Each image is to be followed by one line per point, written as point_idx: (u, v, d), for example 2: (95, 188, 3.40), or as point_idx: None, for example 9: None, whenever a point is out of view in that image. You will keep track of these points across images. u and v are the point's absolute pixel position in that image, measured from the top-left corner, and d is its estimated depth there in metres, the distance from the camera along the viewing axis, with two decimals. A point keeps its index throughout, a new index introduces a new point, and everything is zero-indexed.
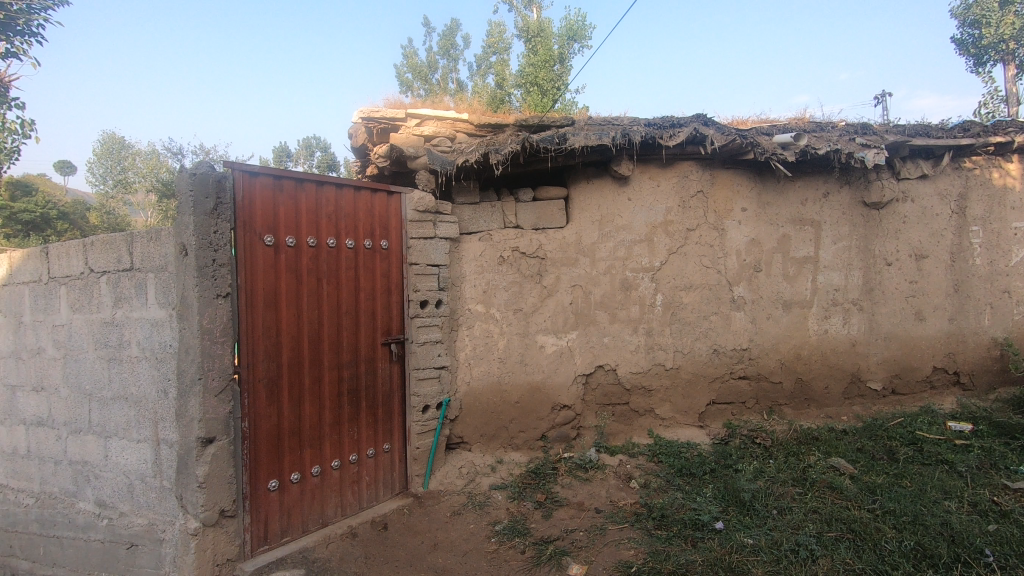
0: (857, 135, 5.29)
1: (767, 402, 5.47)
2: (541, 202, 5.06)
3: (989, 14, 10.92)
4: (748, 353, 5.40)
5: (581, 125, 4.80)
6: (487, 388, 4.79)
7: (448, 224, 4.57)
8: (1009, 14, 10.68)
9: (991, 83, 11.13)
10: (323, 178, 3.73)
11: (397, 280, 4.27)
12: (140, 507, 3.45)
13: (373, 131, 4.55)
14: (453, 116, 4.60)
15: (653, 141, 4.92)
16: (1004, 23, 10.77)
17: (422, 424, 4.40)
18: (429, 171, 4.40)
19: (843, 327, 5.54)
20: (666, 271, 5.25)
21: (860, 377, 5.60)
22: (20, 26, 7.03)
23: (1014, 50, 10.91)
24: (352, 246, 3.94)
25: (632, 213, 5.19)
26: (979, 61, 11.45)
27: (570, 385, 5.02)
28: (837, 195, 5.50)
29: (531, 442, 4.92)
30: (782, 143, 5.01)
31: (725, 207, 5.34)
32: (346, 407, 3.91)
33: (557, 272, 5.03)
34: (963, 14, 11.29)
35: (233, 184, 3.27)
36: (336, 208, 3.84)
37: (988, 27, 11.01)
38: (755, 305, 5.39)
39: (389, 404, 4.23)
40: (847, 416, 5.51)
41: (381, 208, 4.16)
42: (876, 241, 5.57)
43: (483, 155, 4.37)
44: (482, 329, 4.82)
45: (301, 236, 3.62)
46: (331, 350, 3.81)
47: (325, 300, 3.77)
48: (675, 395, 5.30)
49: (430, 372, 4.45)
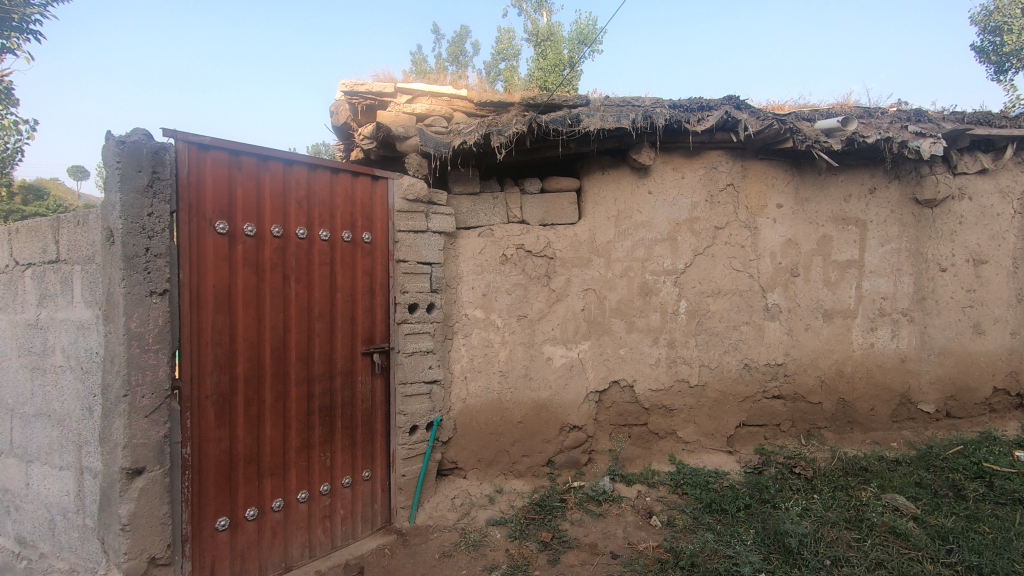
0: (911, 122, 4.64)
1: (804, 425, 4.81)
2: (550, 193, 4.48)
3: (1010, 21, 9.30)
4: (785, 369, 4.75)
5: (597, 106, 4.22)
6: (486, 406, 4.15)
7: (443, 216, 3.97)
8: None
9: (1014, 91, 10.28)
10: (293, 156, 3.15)
11: (381, 280, 3.67)
12: (62, 549, 2.85)
13: (358, 108, 3.93)
14: (450, 93, 3.97)
15: (679, 126, 4.32)
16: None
17: (409, 448, 3.79)
18: (421, 153, 3.80)
19: (891, 340, 4.88)
20: (691, 274, 4.63)
21: (910, 398, 4.93)
22: (16, 22, 6.57)
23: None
24: (327, 238, 3.35)
25: (654, 209, 4.59)
26: (1000, 70, 9.65)
27: (581, 403, 4.40)
28: (885, 190, 4.86)
29: (535, 468, 4.29)
30: (827, 130, 4.38)
31: (758, 203, 4.73)
32: (316, 429, 3.30)
33: (568, 274, 4.43)
34: (982, 20, 9.64)
35: (176, 157, 2.69)
36: (309, 193, 3.25)
37: (1010, 34, 9.29)
38: (792, 315, 4.75)
39: (370, 425, 3.62)
40: (897, 443, 4.84)
41: (365, 196, 3.57)
42: (929, 243, 4.92)
43: (484, 136, 3.77)
44: (481, 337, 4.19)
45: (264, 224, 3.03)
46: (300, 361, 3.21)
47: (293, 300, 3.18)
48: (701, 416, 4.66)
49: (420, 388, 3.83)
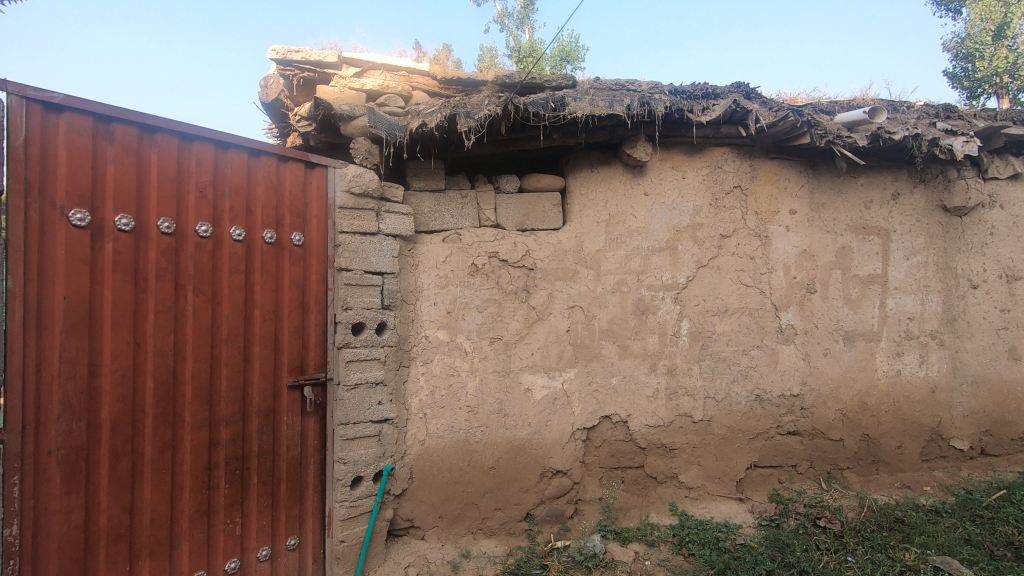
0: (939, 118, 4.09)
1: (823, 466, 4.15)
2: (527, 193, 3.81)
3: (981, 49, 8.42)
4: (801, 402, 4.09)
5: (586, 88, 3.57)
6: (451, 450, 3.38)
7: (398, 216, 3.25)
8: (1002, 48, 8.19)
9: None
10: (193, 130, 2.41)
11: (316, 293, 2.92)
12: None
13: (293, 82, 3.18)
14: (409, 67, 3.28)
15: (681, 116, 3.70)
16: (997, 58, 8.25)
17: (350, 507, 3.00)
18: (370, 137, 3.07)
19: (920, 367, 4.26)
20: (694, 289, 3.98)
21: (942, 434, 4.30)
22: None
23: (1008, 84, 8.30)
24: (242, 237, 2.59)
25: (650, 213, 3.94)
26: (972, 95, 8.79)
27: (566, 444, 3.68)
28: (909, 196, 4.29)
29: (510, 524, 3.53)
30: (848, 123, 3.81)
31: (769, 208, 4.11)
32: (219, 488, 2.51)
33: (551, 288, 3.73)
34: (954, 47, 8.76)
35: (8, 120, 1.98)
36: (216, 179, 2.51)
37: (980, 61, 8.45)
38: (808, 337, 4.11)
39: (297, 478, 2.83)
40: (931, 486, 4.17)
41: (297, 187, 2.83)
42: (958, 257, 4.34)
43: (449, 116, 3.07)
44: (445, 364, 3.41)
45: (147, 216, 2.28)
46: (197, 399, 2.43)
47: (189, 319, 2.41)
48: (706, 456, 3.97)
49: (366, 430, 3.05)
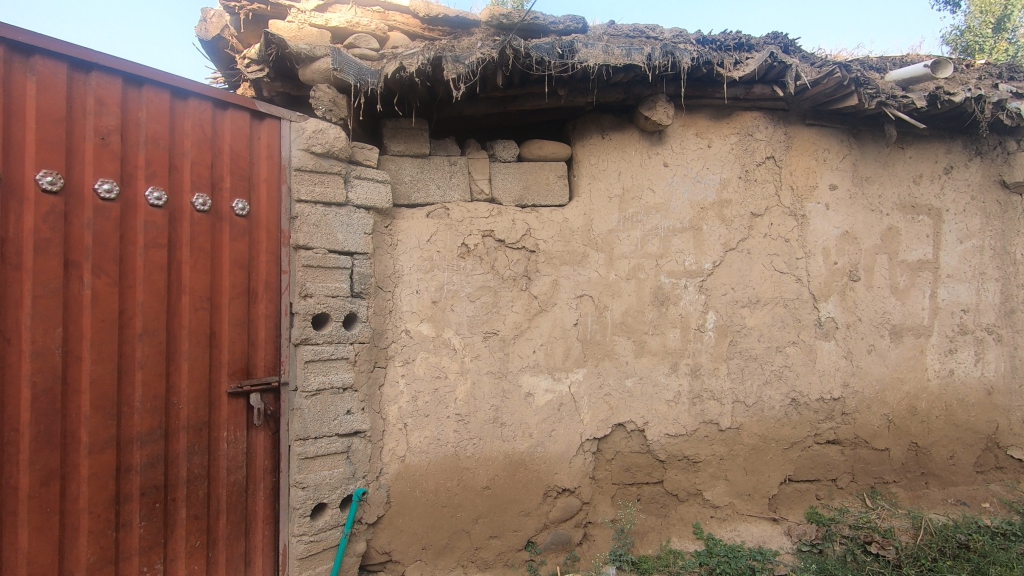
0: (1002, 78, 3.55)
1: (867, 479, 3.62)
2: (527, 163, 3.24)
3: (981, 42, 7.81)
4: (843, 406, 3.55)
5: (600, 34, 3.00)
6: (437, 468, 2.80)
7: (371, 184, 2.65)
8: (1003, 40, 7.67)
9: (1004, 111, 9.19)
10: (88, 55, 1.81)
11: (265, 277, 2.34)
12: None
13: (241, 17, 2.61)
14: (384, 1, 2.70)
15: (709, 71, 3.13)
16: (997, 51, 7.60)
17: (310, 542, 2.42)
18: (336, 84, 2.48)
19: (975, 366, 3.74)
20: (721, 276, 3.42)
21: (998, 442, 3.78)
22: None
23: None
24: (162, 202, 2.01)
25: (671, 187, 3.39)
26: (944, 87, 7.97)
27: (574, 458, 3.14)
28: (963, 170, 3.75)
29: (508, 555, 2.98)
30: (902, 82, 3.26)
31: (807, 183, 3.56)
32: (131, 527, 1.94)
33: (556, 274, 3.16)
34: (953, 40, 8.19)
35: None
36: (126, 124, 1.92)
37: (981, 53, 7.75)
38: (851, 332, 3.57)
39: (240, 510, 2.25)
40: (990, 503, 3.65)
41: (239, 141, 2.24)
42: (1016, 241, 3.82)
43: (433, 57, 2.49)
44: (431, 364, 2.83)
45: (19, 167, 1.70)
46: (98, 413, 1.85)
47: (85, 307, 1.83)
48: (735, 470, 3.43)
49: (330, 446, 2.47)
